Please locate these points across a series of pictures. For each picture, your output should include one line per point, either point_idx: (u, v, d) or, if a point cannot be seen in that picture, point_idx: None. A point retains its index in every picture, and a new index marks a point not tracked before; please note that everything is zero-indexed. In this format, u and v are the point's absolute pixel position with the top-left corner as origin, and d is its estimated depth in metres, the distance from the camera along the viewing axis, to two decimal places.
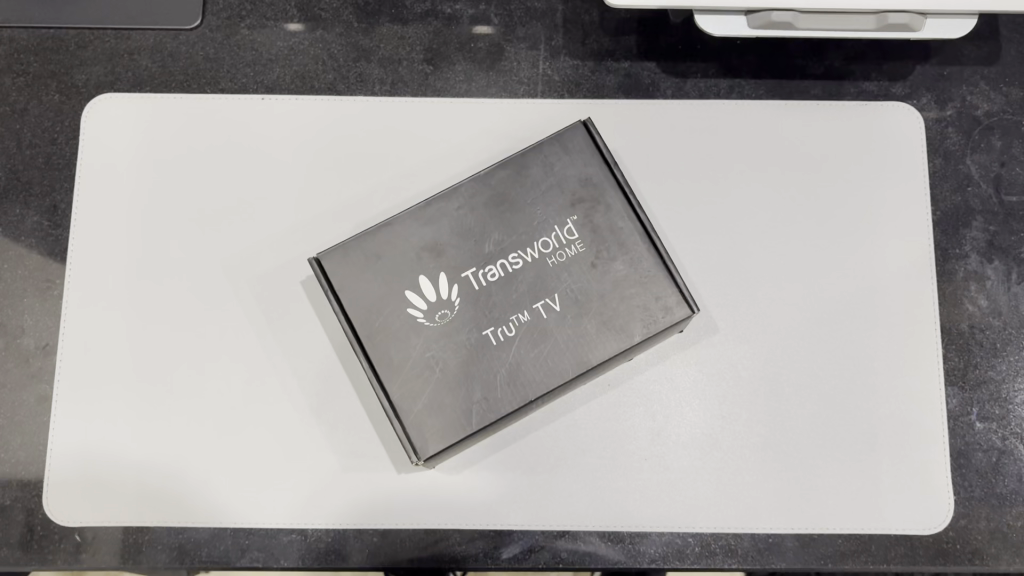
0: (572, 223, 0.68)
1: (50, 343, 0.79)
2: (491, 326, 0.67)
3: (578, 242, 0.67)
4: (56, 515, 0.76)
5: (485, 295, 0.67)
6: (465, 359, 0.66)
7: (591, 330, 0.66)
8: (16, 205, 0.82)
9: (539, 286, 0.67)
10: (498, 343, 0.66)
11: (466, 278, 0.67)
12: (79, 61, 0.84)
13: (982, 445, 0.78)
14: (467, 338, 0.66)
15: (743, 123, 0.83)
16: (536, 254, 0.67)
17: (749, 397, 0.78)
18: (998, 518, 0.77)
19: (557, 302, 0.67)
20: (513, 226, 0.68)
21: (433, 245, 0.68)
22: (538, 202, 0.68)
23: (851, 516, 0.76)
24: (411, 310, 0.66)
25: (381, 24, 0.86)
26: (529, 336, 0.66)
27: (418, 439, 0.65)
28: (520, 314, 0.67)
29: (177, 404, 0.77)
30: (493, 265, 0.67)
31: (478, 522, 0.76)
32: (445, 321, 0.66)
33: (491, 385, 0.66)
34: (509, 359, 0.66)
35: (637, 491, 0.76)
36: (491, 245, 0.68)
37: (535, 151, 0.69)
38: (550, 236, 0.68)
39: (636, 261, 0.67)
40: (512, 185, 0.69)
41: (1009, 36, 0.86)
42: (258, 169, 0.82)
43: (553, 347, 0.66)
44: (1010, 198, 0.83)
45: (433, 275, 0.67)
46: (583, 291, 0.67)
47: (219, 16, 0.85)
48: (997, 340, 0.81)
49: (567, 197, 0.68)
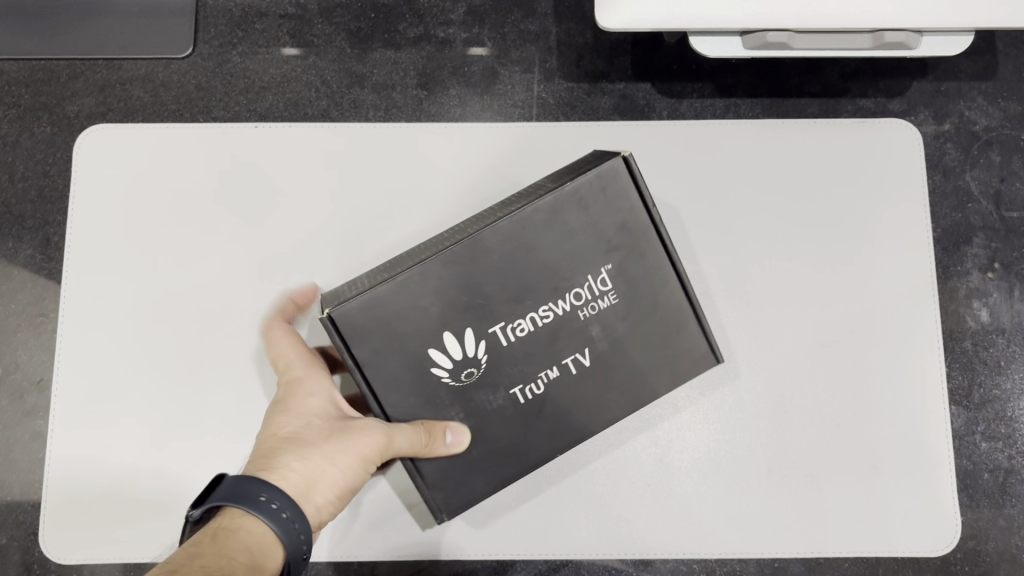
0: (607, 273, 0.60)
1: (44, 377, 0.79)
2: (519, 383, 0.62)
3: (612, 294, 0.61)
4: (55, 555, 0.75)
5: (513, 352, 0.61)
6: (491, 416, 0.62)
7: (617, 384, 0.64)
8: (9, 239, 0.83)
9: (570, 342, 0.62)
10: (527, 400, 0.62)
11: (493, 335, 0.60)
12: (70, 92, 0.85)
13: (988, 465, 0.78)
14: (494, 397, 0.62)
15: (741, 142, 0.82)
16: (568, 306, 0.60)
17: (753, 421, 0.77)
18: (1005, 538, 0.77)
19: (586, 357, 0.63)
20: (547, 273, 0.59)
21: (458, 298, 0.58)
22: (574, 246, 0.59)
23: (856, 538, 0.75)
24: (435, 368, 0.59)
25: (373, 49, 0.87)
26: (558, 390, 0.63)
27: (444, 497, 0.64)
28: (548, 370, 0.62)
29: (171, 438, 0.76)
30: (522, 319, 0.60)
31: (478, 552, 0.75)
32: (472, 380, 0.60)
33: (514, 442, 0.63)
34: (537, 415, 0.63)
35: (641, 519, 0.75)
36: (523, 296, 0.59)
37: (571, 185, 0.58)
38: (584, 289, 0.60)
39: (665, 312, 0.63)
40: (541, 224, 0.58)
41: (1007, 50, 0.86)
42: (252, 196, 0.81)
43: (576, 401, 0.64)
44: (1012, 214, 0.83)
45: (459, 331, 0.59)
46: (612, 343, 0.63)
47: (212, 43, 0.87)
48: (1002, 358, 0.80)
49: (603, 240, 0.59)
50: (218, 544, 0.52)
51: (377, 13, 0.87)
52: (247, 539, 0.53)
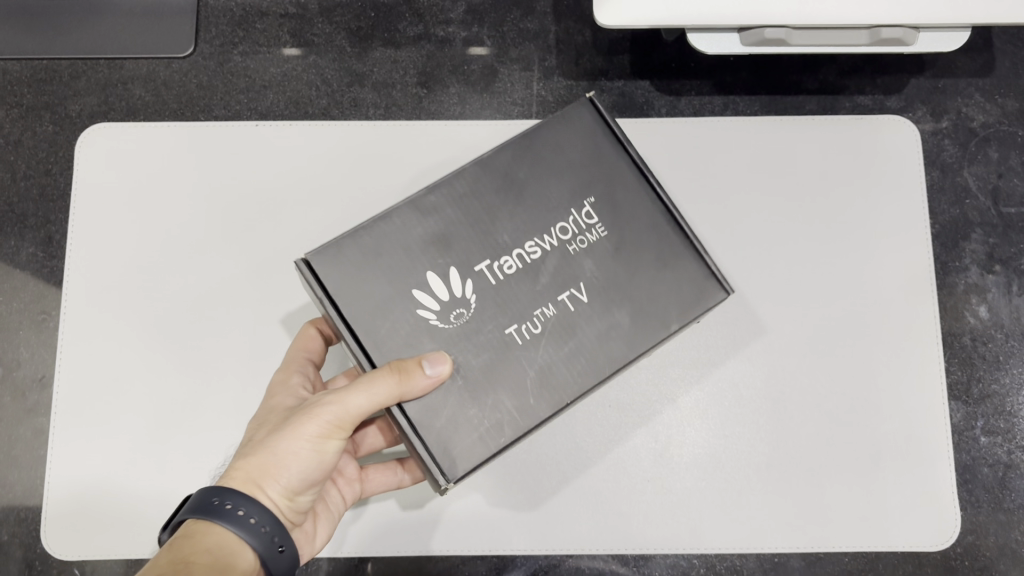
0: (591, 204, 0.58)
1: (46, 374, 0.80)
2: (514, 323, 0.56)
3: (599, 224, 0.58)
4: (58, 552, 0.75)
5: (502, 291, 0.56)
6: (488, 363, 0.56)
7: (624, 323, 0.57)
8: (11, 238, 0.83)
9: (563, 275, 0.57)
10: (524, 342, 0.56)
11: (479, 273, 0.56)
12: (71, 92, 0.86)
13: (988, 460, 0.78)
14: (487, 340, 0.56)
15: (739, 140, 0.83)
16: (555, 241, 0.57)
17: (753, 416, 0.77)
18: (1005, 533, 0.77)
19: (583, 293, 0.57)
20: (528, 211, 0.58)
21: (440, 238, 0.57)
22: (552, 182, 0.58)
23: (855, 533, 0.75)
24: (422, 312, 0.56)
25: (373, 48, 0.87)
26: (558, 332, 0.56)
27: (444, 459, 0.54)
28: (544, 308, 0.56)
29: (173, 434, 0.76)
30: (507, 255, 0.57)
31: (478, 549, 0.75)
32: (463, 323, 0.56)
33: (516, 392, 0.55)
34: (539, 360, 0.56)
35: (640, 514, 0.75)
36: (506, 231, 0.57)
37: (541, 128, 0.59)
38: (568, 220, 0.58)
39: (661, 244, 0.58)
40: (517, 164, 0.58)
41: (1004, 47, 0.87)
42: (252, 193, 0.81)
43: (581, 343, 0.56)
44: (1009, 210, 0.84)
45: (443, 271, 0.56)
46: (610, 278, 0.57)
47: (213, 43, 0.87)
48: (1001, 353, 0.81)
49: (581, 174, 0.59)
50: (192, 545, 0.54)
51: (377, 13, 0.88)
52: (217, 540, 0.54)
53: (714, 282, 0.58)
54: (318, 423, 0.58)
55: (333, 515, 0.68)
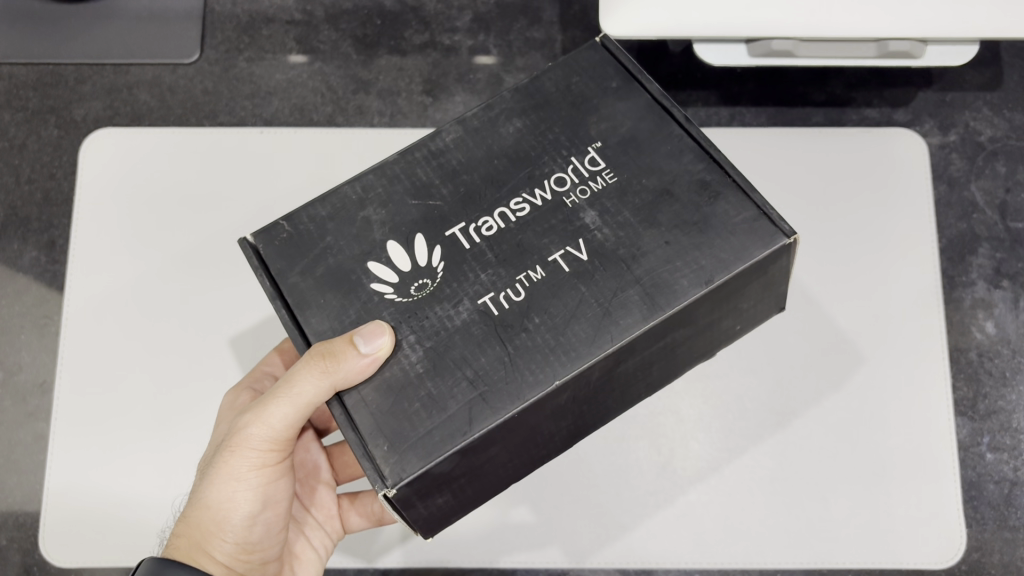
0: (596, 152, 0.50)
1: (46, 380, 0.79)
2: (491, 291, 0.48)
3: (605, 172, 0.49)
4: (53, 558, 0.74)
5: (478, 255, 0.48)
6: (460, 336, 0.47)
7: (637, 284, 0.47)
8: (14, 241, 0.83)
9: (557, 231, 0.48)
10: (504, 311, 0.47)
11: (451, 238, 0.49)
12: (77, 96, 0.87)
13: (994, 477, 0.77)
14: (456, 311, 0.47)
15: (747, 150, 0.83)
16: (548, 194, 0.49)
17: (756, 429, 0.76)
18: (1012, 552, 0.76)
19: (582, 251, 0.48)
20: (513, 169, 0.50)
21: (405, 210, 0.50)
22: (551, 131, 0.51)
23: (859, 548, 0.74)
24: (377, 286, 0.49)
25: (380, 55, 0.88)
26: (547, 296, 0.47)
27: (389, 457, 0.45)
28: (529, 271, 0.48)
29: (174, 438, 0.75)
30: (487, 215, 0.49)
31: (481, 560, 0.75)
32: (425, 294, 0.48)
33: (492, 370, 0.46)
34: (522, 329, 0.47)
35: (643, 526, 0.75)
36: (490, 188, 0.50)
37: (541, 77, 0.52)
38: (566, 171, 0.50)
39: (689, 189, 0.49)
40: (506, 120, 0.52)
41: (1011, 62, 0.89)
42: (256, 197, 0.81)
43: (579, 309, 0.47)
44: (1017, 225, 0.83)
45: (408, 240, 0.49)
46: (619, 232, 0.48)
47: (218, 48, 0.88)
48: (1007, 369, 0.80)
49: (588, 120, 0.51)
50: None
51: (383, 21, 0.89)
52: None
53: (766, 224, 0.47)
54: (243, 456, 0.55)
55: (318, 553, 0.66)
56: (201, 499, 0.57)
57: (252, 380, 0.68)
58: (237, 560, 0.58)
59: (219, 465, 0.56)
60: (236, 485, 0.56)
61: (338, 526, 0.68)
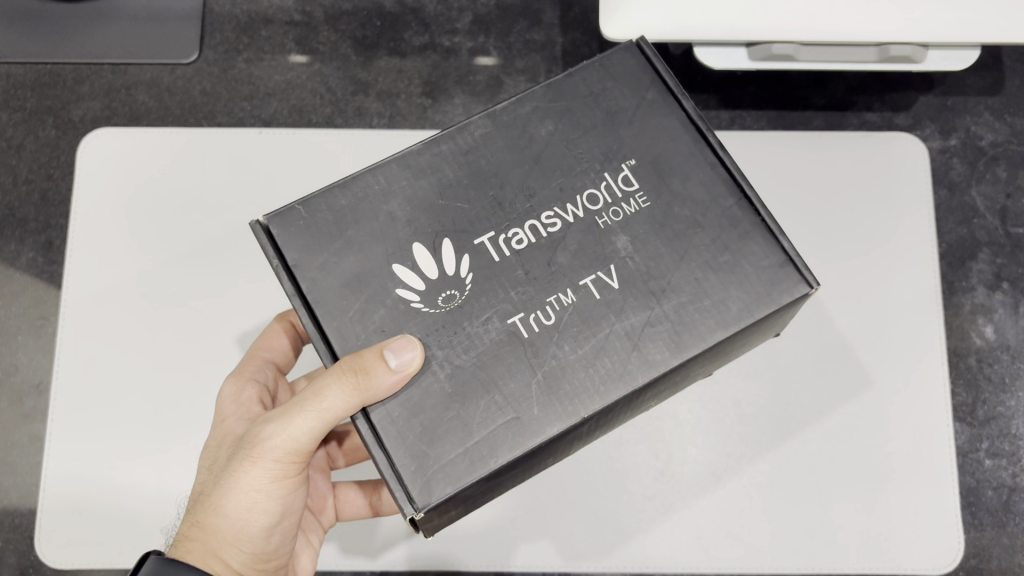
0: (629, 171, 0.50)
1: (43, 382, 0.79)
2: (522, 311, 0.47)
3: (638, 194, 0.49)
4: (49, 559, 0.74)
5: (508, 270, 0.48)
6: (492, 358, 0.46)
7: (666, 319, 0.47)
8: (11, 242, 0.83)
9: (589, 254, 0.48)
10: (536, 334, 0.47)
11: (479, 247, 0.48)
12: (75, 96, 0.87)
13: (993, 483, 0.77)
14: (485, 329, 0.47)
15: (747, 153, 0.83)
16: (580, 212, 0.49)
17: (755, 434, 0.76)
18: (1010, 558, 0.76)
19: (613, 278, 0.48)
20: (545, 179, 0.49)
21: (427, 209, 0.49)
22: (584, 143, 0.50)
23: (858, 554, 0.74)
24: (404, 293, 0.48)
25: (380, 57, 0.88)
26: (577, 324, 0.47)
27: (417, 477, 0.44)
28: (560, 294, 0.47)
29: (170, 439, 0.75)
30: (518, 227, 0.48)
31: (478, 564, 0.75)
32: (453, 306, 0.47)
33: (521, 397, 0.46)
34: (553, 356, 0.46)
35: (641, 530, 0.75)
36: (521, 197, 0.49)
37: (574, 78, 0.51)
38: (599, 189, 0.49)
39: (719, 223, 0.48)
40: (538, 121, 0.51)
41: (1013, 66, 0.88)
42: (254, 197, 0.81)
43: (608, 341, 0.47)
44: (1017, 230, 0.83)
45: (433, 244, 0.48)
46: (649, 260, 0.48)
47: (217, 49, 0.88)
48: (1007, 375, 0.80)
49: (621, 133, 0.50)
50: None
51: (382, 22, 0.89)
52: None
53: (793, 271, 0.48)
54: (262, 466, 0.54)
55: (314, 549, 0.66)
56: (214, 504, 0.55)
57: (252, 371, 0.66)
58: (247, 566, 0.57)
59: (235, 472, 0.54)
60: (251, 492, 0.54)
61: (332, 515, 0.68)
